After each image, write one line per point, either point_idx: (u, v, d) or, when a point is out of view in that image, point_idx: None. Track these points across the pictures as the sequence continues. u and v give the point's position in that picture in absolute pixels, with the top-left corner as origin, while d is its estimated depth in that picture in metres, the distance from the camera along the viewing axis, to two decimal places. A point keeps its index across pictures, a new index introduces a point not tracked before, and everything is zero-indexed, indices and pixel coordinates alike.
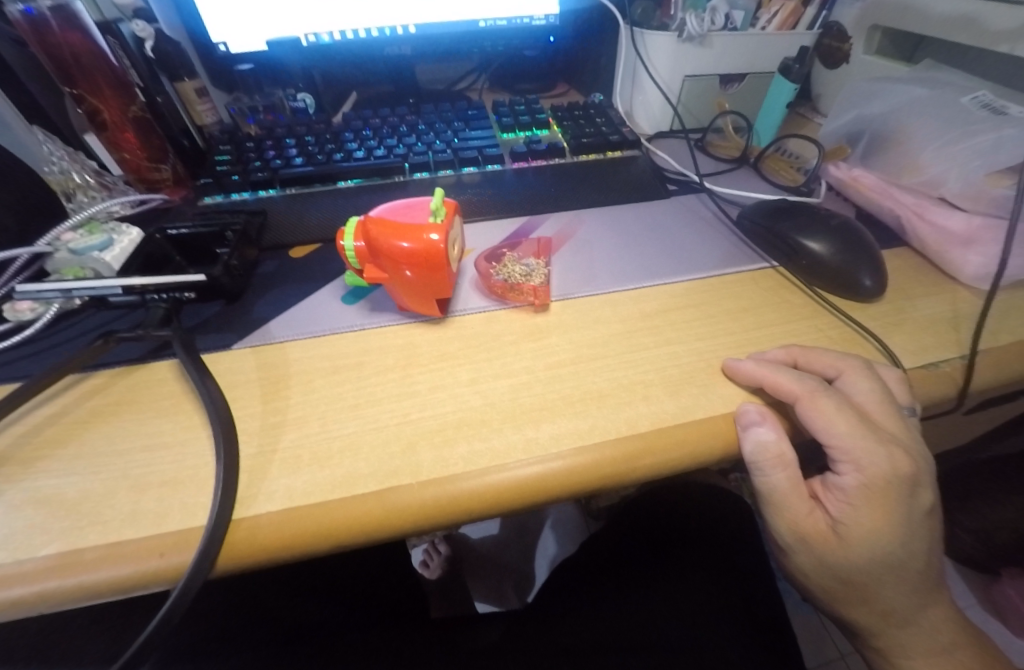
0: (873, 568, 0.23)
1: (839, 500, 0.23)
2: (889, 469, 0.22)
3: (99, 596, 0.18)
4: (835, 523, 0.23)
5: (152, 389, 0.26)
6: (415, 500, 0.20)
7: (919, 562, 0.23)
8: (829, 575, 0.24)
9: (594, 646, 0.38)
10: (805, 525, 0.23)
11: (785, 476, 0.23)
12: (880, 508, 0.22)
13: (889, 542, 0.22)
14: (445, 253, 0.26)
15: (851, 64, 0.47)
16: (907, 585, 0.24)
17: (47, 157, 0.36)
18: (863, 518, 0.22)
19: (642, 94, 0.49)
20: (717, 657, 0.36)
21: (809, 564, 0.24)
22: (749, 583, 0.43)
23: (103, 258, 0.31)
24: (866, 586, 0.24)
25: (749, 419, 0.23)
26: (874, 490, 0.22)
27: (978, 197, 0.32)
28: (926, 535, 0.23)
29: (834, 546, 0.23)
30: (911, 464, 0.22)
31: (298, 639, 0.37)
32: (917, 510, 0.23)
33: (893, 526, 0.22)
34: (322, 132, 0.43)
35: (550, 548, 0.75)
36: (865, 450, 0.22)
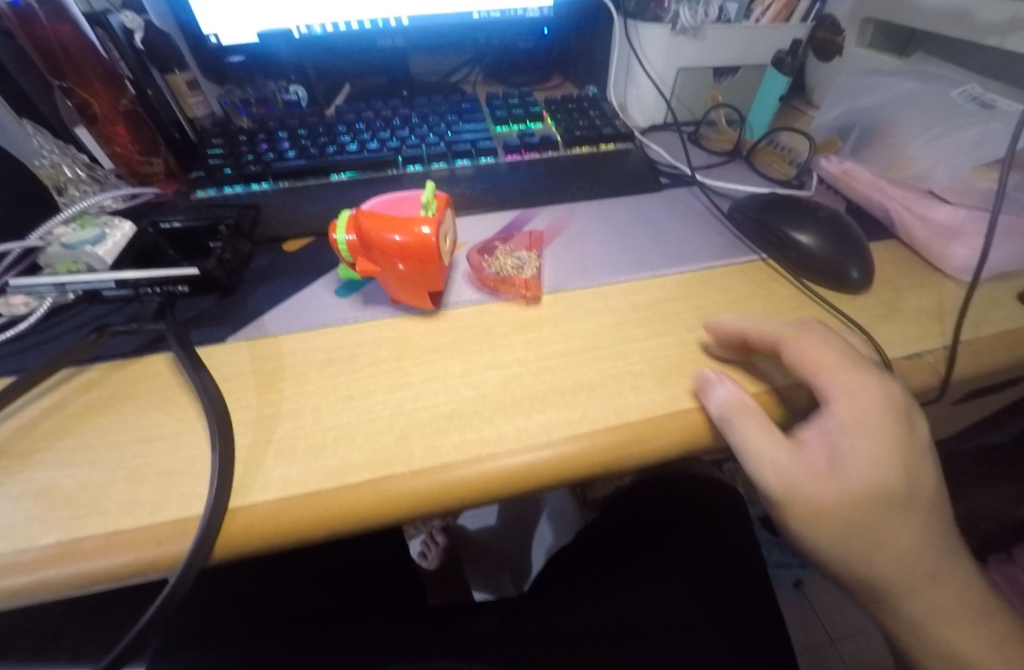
0: (886, 511, 0.20)
1: (823, 441, 0.22)
2: (859, 394, 0.22)
3: (98, 584, 0.19)
4: (832, 465, 0.21)
5: (147, 382, 0.26)
6: (408, 488, 0.21)
7: (925, 501, 0.21)
8: (849, 539, 0.20)
9: (580, 631, 0.38)
10: (808, 476, 0.20)
11: (760, 424, 0.22)
12: (868, 432, 0.21)
13: (888, 467, 0.21)
14: (437, 247, 0.26)
15: (844, 57, 0.47)
16: (924, 536, 0.21)
17: (37, 151, 0.36)
18: (852, 450, 0.21)
19: (635, 86, 0.48)
20: (702, 640, 0.37)
21: (826, 532, 0.20)
22: (735, 570, 0.44)
23: (95, 252, 0.30)
24: (889, 544, 0.20)
25: (707, 382, 0.24)
26: (857, 415, 0.22)
27: (965, 189, 0.33)
28: (921, 461, 0.22)
29: (838, 487, 0.20)
30: (883, 387, 0.23)
31: (296, 626, 0.37)
32: (905, 433, 0.22)
33: (887, 449, 0.21)
34: (315, 125, 0.42)
35: (547, 538, 0.76)
36: (839, 373, 0.23)
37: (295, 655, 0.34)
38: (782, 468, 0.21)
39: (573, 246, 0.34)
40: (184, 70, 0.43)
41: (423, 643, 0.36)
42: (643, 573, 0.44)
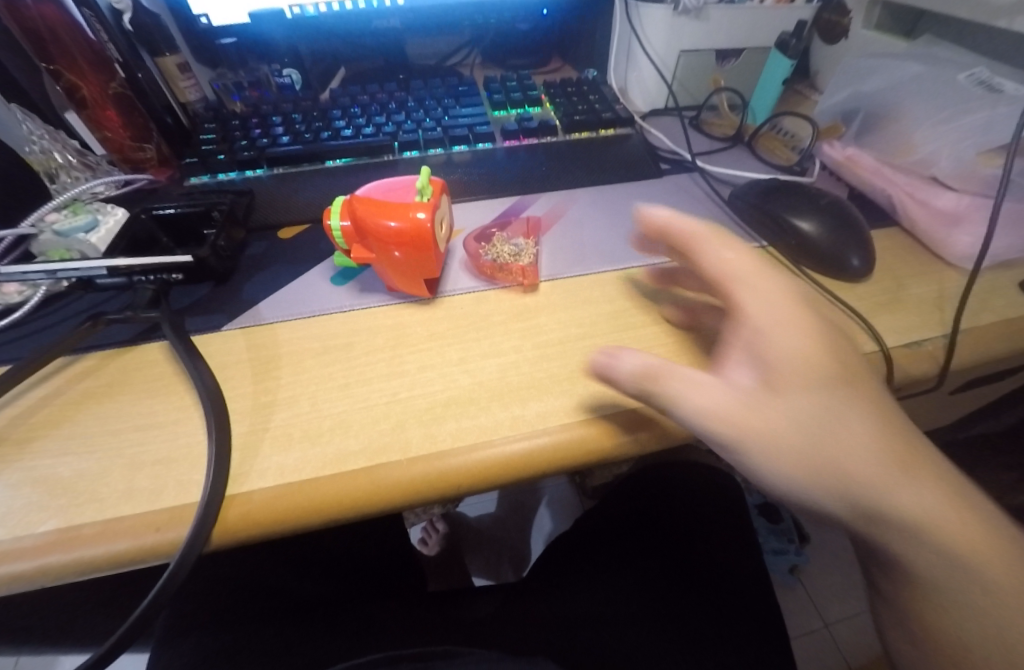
0: (834, 410, 0.18)
1: (746, 362, 0.20)
2: (765, 293, 0.21)
3: (97, 569, 0.19)
4: (761, 383, 0.19)
5: (143, 370, 0.26)
6: (404, 475, 0.21)
7: (866, 384, 0.20)
8: (809, 462, 0.18)
9: (574, 618, 0.39)
10: (738, 400, 0.18)
11: (681, 373, 0.19)
12: (783, 334, 0.20)
13: (812, 364, 0.19)
14: (433, 232, 0.26)
15: (850, 39, 0.46)
16: (891, 428, 0.19)
17: (27, 137, 0.35)
18: (775, 358, 0.19)
19: (636, 70, 0.47)
20: (694, 625, 0.38)
21: (780, 460, 0.18)
22: (731, 553, 0.45)
23: (88, 239, 0.30)
24: (857, 449, 0.18)
25: (605, 360, 0.21)
26: (767, 306, 0.21)
27: (970, 175, 0.33)
28: (844, 349, 0.20)
29: (774, 406, 0.18)
30: (785, 286, 0.22)
31: (299, 610, 0.38)
32: (818, 322, 0.21)
33: (807, 345, 0.20)
34: (309, 109, 0.42)
35: (545, 524, 0.76)
36: (742, 264, 0.22)
37: (298, 639, 0.35)
38: (710, 400, 0.18)
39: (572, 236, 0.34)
40: (176, 53, 0.42)
41: (422, 628, 0.37)
42: (641, 557, 0.44)
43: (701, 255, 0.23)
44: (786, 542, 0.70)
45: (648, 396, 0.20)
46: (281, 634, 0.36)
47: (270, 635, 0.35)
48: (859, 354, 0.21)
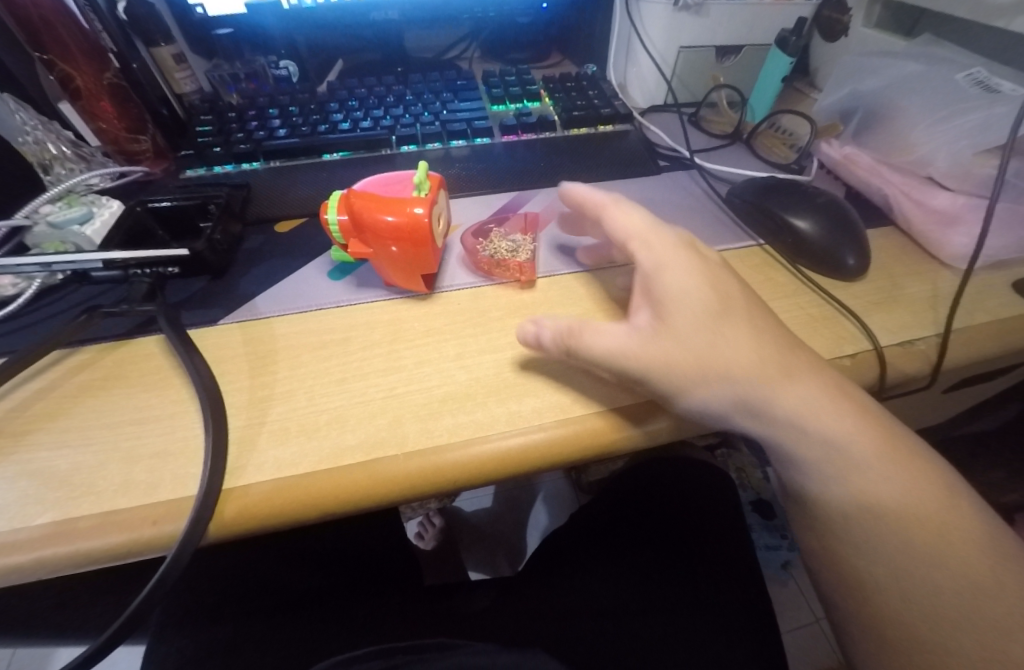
0: (716, 331, 0.23)
1: (648, 307, 0.24)
2: (656, 245, 0.26)
3: (95, 562, 0.19)
4: (660, 322, 0.23)
5: (140, 364, 0.26)
6: (401, 470, 0.21)
7: (739, 303, 0.24)
8: (705, 383, 0.22)
9: (567, 612, 0.39)
10: (642, 337, 0.23)
11: (598, 329, 0.23)
12: (671, 277, 0.24)
13: (698, 298, 0.24)
14: (430, 227, 0.26)
15: (851, 37, 0.46)
16: (762, 338, 0.23)
17: (20, 127, 0.35)
18: (670, 298, 0.24)
19: (634, 65, 0.47)
20: (686, 619, 0.38)
21: (684, 383, 0.22)
22: (723, 547, 0.45)
23: (83, 233, 0.31)
24: (738, 360, 0.22)
25: (531, 333, 0.24)
26: (654, 252, 0.25)
27: (965, 175, 0.33)
28: (725, 285, 0.25)
29: (672, 341, 0.22)
30: (674, 239, 0.26)
31: (294, 605, 0.38)
32: (699, 262, 0.25)
33: (693, 283, 0.24)
34: (306, 102, 0.41)
35: (541, 520, 0.77)
36: (634, 220, 0.27)
37: (295, 633, 0.35)
38: (617, 342, 0.23)
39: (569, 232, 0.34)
40: (171, 43, 0.41)
41: (418, 622, 0.37)
42: (637, 552, 0.45)
43: (604, 222, 0.28)
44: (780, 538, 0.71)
45: (570, 353, 0.24)
46: (278, 627, 0.36)
47: (268, 629, 0.36)
48: (736, 279, 0.26)
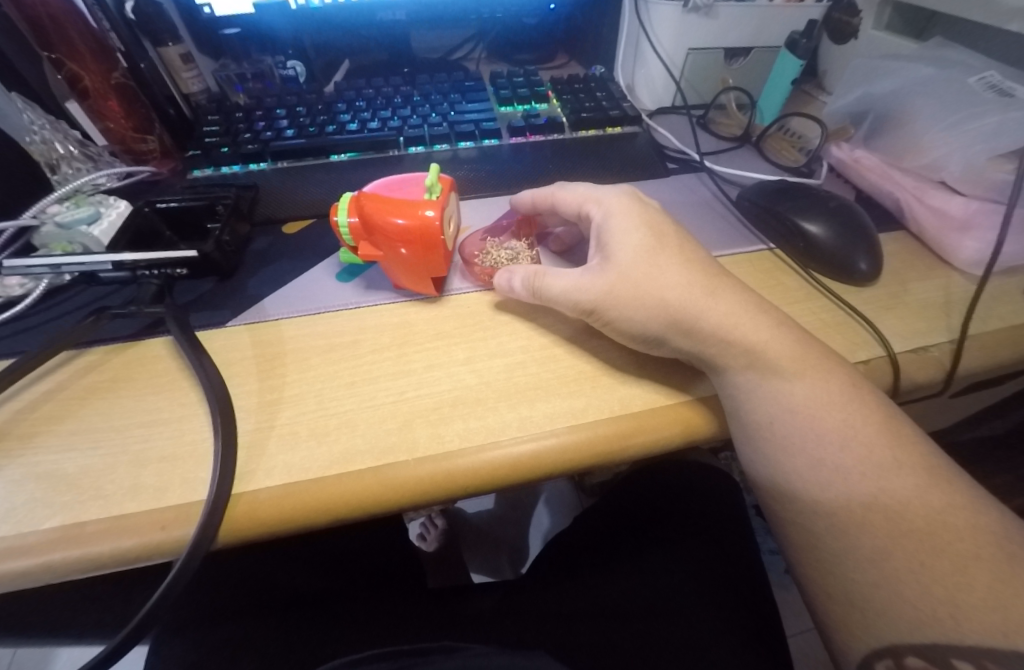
0: (654, 262, 0.26)
1: (599, 251, 0.27)
2: (607, 195, 0.29)
3: (103, 567, 0.19)
4: (607, 261, 0.26)
5: (146, 367, 0.26)
6: (412, 475, 0.21)
7: (676, 241, 0.27)
8: (644, 304, 0.24)
9: (569, 616, 0.39)
10: (592, 275, 0.26)
11: (557, 274, 0.27)
12: (618, 220, 0.28)
13: (638, 236, 0.27)
14: (440, 230, 0.26)
15: (860, 39, 0.45)
16: (695, 266, 0.26)
17: (27, 127, 0.34)
18: (615, 240, 0.27)
19: (643, 67, 0.47)
20: (684, 623, 0.38)
21: (629, 309, 0.24)
22: (725, 549, 0.45)
23: (91, 233, 0.30)
24: (674, 284, 0.25)
25: (506, 281, 0.28)
26: (603, 206, 0.29)
27: (980, 181, 0.33)
28: (667, 225, 0.28)
29: (615, 275, 0.25)
30: (623, 192, 0.30)
31: (299, 605, 0.38)
32: (645, 208, 0.29)
33: (636, 223, 0.28)
34: (313, 102, 0.41)
35: (544, 522, 0.77)
36: (586, 186, 0.31)
37: (298, 636, 0.35)
38: (571, 282, 0.26)
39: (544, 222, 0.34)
40: (179, 42, 0.41)
41: (427, 626, 0.37)
42: (643, 556, 0.45)
43: (556, 205, 0.31)
44: None
45: (537, 296, 0.27)
46: (281, 630, 0.35)
47: (273, 631, 0.35)
48: (677, 224, 0.29)
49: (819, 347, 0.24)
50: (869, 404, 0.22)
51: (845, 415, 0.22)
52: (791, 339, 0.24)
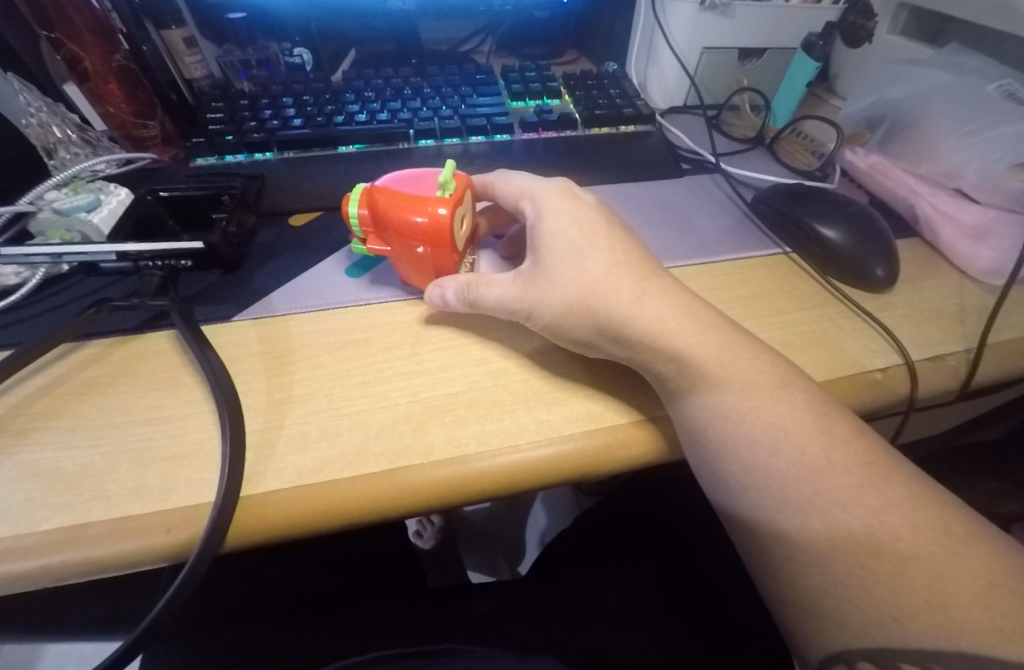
0: (580, 264, 0.25)
1: (530, 253, 0.27)
2: (541, 187, 0.28)
3: (105, 570, 0.18)
4: (535, 266, 0.25)
5: (148, 362, 0.25)
6: (426, 479, 0.20)
7: (608, 237, 0.26)
8: (572, 312, 0.24)
9: (560, 617, 0.38)
10: (522, 281, 0.25)
11: (487, 280, 0.26)
12: (546, 218, 0.27)
13: (566, 234, 0.26)
14: (451, 229, 0.25)
15: (875, 44, 0.44)
16: (624, 265, 0.25)
17: (23, 109, 0.33)
18: (542, 240, 0.26)
19: (657, 65, 0.46)
20: (665, 632, 0.37)
21: (559, 318, 0.24)
22: (713, 549, 0.44)
23: (90, 220, 0.29)
24: (602, 289, 0.24)
25: (434, 293, 0.26)
26: (537, 204, 0.28)
27: (995, 189, 0.33)
28: (599, 219, 0.27)
29: (541, 281, 0.25)
30: (554, 186, 0.29)
31: (301, 606, 0.37)
32: (576, 203, 0.28)
33: (564, 219, 0.26)
34: (321, 91, 0.40)
35: (541, 520, 0.77)
36: (523, 180, 0.29)
37: (296, 638, 0.34)
38: (502, 290, 0.25)
39: (490, 225, 0.33)
40: (183, 25, 0.39)
41: (431, 627, 0.36)
42: (650, 557, 0.44)
43: (495, 194, 0.30)
44: None
45: (474, 307, 0.26)
46: (280, 631, 0.35)
47: (273, 633, 0.35)
48: (614, 219, 0.28)
49: (750, 347, 0.23)
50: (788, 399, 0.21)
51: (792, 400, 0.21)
52: (720, 341, 0.23)
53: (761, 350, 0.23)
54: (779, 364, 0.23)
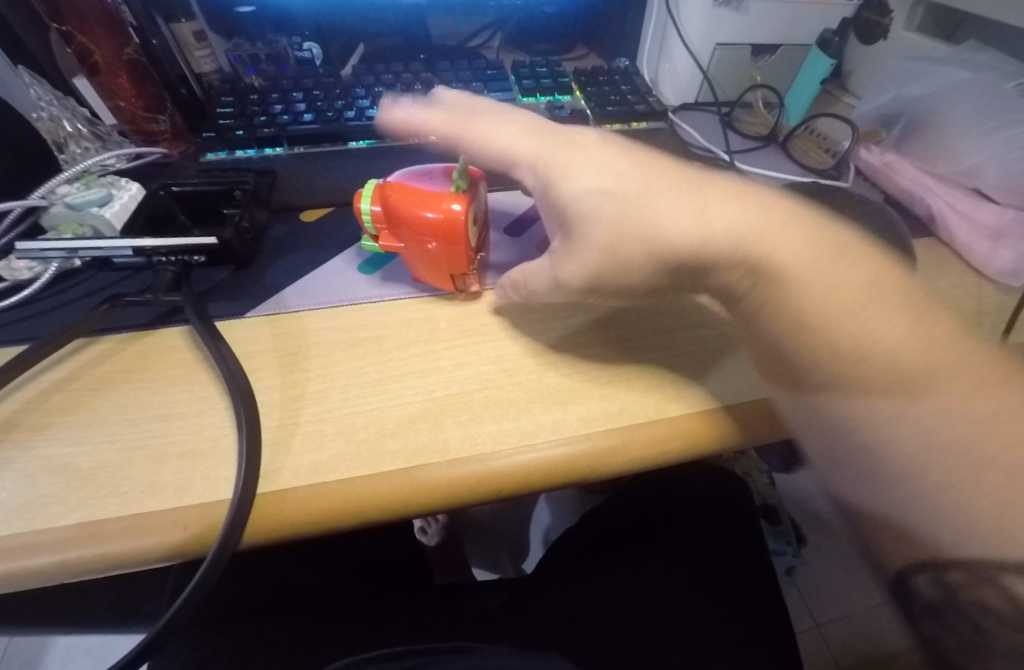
0: (627, 204, 0.22)
1: (551, 211, 0.25)
2: (516, 137, 0.26)
3: (123, 566, 0.18)
4: (567, 235, 0.23)
5: (162, 358, 0.25)
6: (444, 478, 0.20)
7: (638, 166, 0.24)
8: (635, 266, 0.22)
9: (573, 613, 0.38)
10: (567, 258, 0.23)
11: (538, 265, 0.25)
12: (557, 166, 0.24)
13: (589, 181, 0.23)
14: (465, 225, 0.25)
15: (890, 40, 0.44)
16: (672, 188, 0.23)
17: (35, 103, 0.34)
18: (565, 189, 0.24)
19: (669, 60, 0.46)
20: (678, 627, 0.37)
21: (621, 275, 0.23)
22: (729, 548, 0.44)
23: (102, 215, 0.29)
24: (662, 227, 0.21)
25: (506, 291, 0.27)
26: (544, 170, 0.25)
27: (1014, 189, 0.33)
28: (606, 155, 0.25)
29: (588, 253, 0.22)
30: (526, 134, 0.26)
31: (310, 602, 0.37)
32: (566, 142, 0.26)
33: (574, 163, 0.24)
34: (331, 86, 0.40)
35: (545, 518, 0.78)
36: (512, 145, 0.26)
37: (306, 635, 0.35)
38: (547, 274, 0.24)
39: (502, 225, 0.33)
40: (193, 19, 0.39)
41: (438, 623, 0.36)
42: (663, 554, 0.44)
43: (465, 147, 0.27)
44: (784, 543, 0.68)
45: (530, 298, 0.26)
46: (288, 627, 0.35)
47: (282, 628, 0.35)
48: (624, 154, 0.25)
49: (825, 257, 0.21)
50: (857, 322, 0.19)
51: (870, 315, 0.19)
52: (796, 270, 0.20)
53: (831, 254, 0.21)
54: (852, 264, 0.21)
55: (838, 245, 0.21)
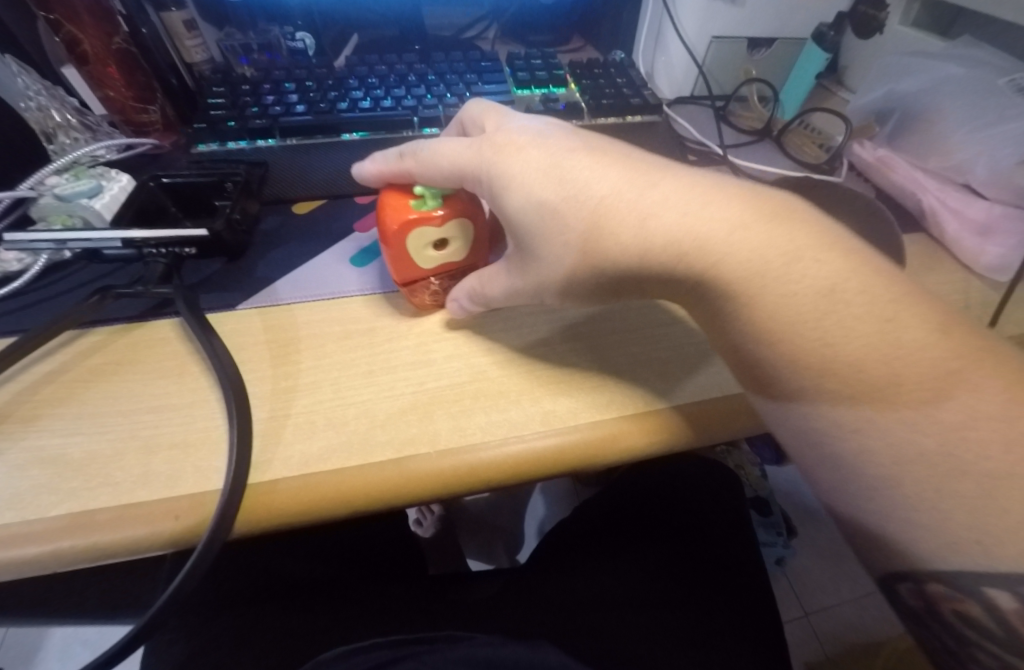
0: (570, 213, 0.21)
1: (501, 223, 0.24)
2: (455, 156, 0.23)
3: (114, 556, 0.18)
4: (519, 252, 0.23)
5: (153, 350, 0.25)
6: (433, 469, 0.20)
7: (590, 161, 0.22)
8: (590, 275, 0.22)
9: (564, 605, 0.38)
10: (518, 273, 0.23)
11: (495, 281, 0.24)
12: (499, 180, 0.22)
13: (527, 194, 0.22)
14: (394, 231, 0.24)
15: (885, 34, 0.44)
16: (618, 189, 0.20)
17: (21, 92, 0.33)
18: (509, 203, 0.22)
19: (665, 53, 0.50)
20: (666, 617, 0.38)
21: (575, 282, 0.22)
22: (717, 543, 0.45)
23: (92, 206, 0.28)
24: (606, 248, 0.20)
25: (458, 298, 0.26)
26: (486, 180, 0.23)
27: (1004, 184, 0.33)
28: (544, 154, 0.22)
29: (540, 267, 0.23)
30: (465, 150, 0.24)
31: (301, 592, 0.38)
32: (506, 144, 0.23)
33: (513, 176, 0.22)
34: (323, 77, 0.40)
35: (539, 509, 0.82)
36: (450, 156, 0.24)
37: (298, 623, 0.35)
38: (504, 286, 0.24)
39: None
40: (183, 8, 0.39)
41: (430, 613, 0.37)
42: (652, 544, 0.44)
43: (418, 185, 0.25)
44: (775, 535, 0.70)
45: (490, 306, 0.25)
46: (277, 617, 0.35)
47: (272, 617, 0.35)
48: (569, 146, 0.22)
49: (773, 269, 0.18)
50: (800, 344, 0.18)
51: (819, 333, 0.18)
52: (742, 294, 0.19)
53: (781, 267, 0.18)
54: (805, 275, 0.18)
55: (790, 250, 0.18)
